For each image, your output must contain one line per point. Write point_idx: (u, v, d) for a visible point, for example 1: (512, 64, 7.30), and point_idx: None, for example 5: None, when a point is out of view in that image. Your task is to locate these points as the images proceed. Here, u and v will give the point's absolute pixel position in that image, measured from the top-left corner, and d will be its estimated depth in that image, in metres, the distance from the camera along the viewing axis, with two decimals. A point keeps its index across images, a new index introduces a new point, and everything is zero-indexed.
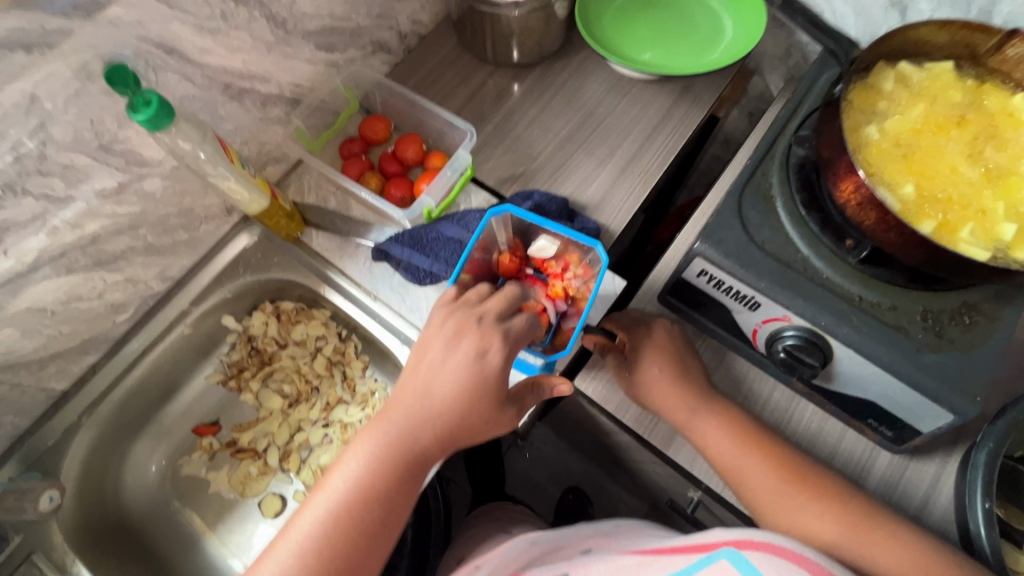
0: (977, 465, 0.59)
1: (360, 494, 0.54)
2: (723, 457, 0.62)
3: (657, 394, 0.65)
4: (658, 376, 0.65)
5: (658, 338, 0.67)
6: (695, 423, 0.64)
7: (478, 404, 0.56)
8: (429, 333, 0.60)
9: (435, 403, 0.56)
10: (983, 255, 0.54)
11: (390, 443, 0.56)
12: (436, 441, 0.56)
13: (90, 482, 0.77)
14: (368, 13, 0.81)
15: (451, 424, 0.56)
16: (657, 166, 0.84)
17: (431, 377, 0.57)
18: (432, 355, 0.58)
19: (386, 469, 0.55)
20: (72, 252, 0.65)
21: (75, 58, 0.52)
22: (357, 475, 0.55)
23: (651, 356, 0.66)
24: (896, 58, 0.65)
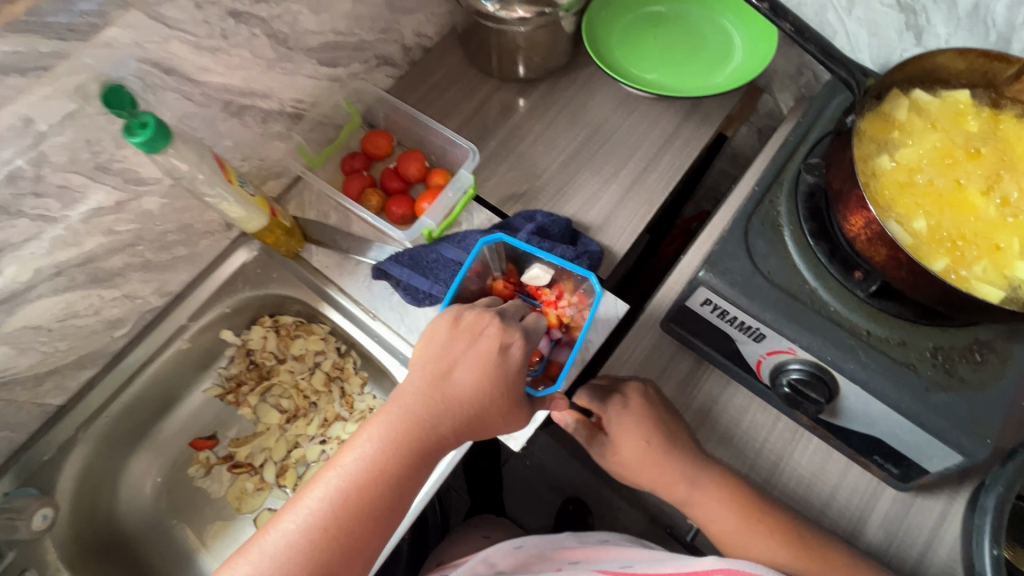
0: (986, 508, 0.57)
1: (371, 474, 0.50)
2: (726, 531, 0.61)
3: (645, 468, 0.63)
4: (640, 452, 0.63)
5: (635, 408, 0.64)
6: (693, 498, 0.62)
7: (497, 394, 0.54)
8: (448, 321, 0.58)
9: (458, 389, 0.54)
10: (996, 295, 0.53)
11: (404, 423, 0.52)
12: (454, 429, 0.53)
13: (85, 496, 0.77)
14: (372, 28, 0.80)
15: (470, 413, 0.54)
16: (663, 186, 0.83)
17: (449, 361, 0.55)
18: (451, 341, 0.56)
19: (398, 451, 0.51)
20: (68, 271, 0.64)
21: (71, 80, 0.52)
22: (368, 455, 0.51)
23: (629, 430, 0.63)
24: (910, 86, 0.63)
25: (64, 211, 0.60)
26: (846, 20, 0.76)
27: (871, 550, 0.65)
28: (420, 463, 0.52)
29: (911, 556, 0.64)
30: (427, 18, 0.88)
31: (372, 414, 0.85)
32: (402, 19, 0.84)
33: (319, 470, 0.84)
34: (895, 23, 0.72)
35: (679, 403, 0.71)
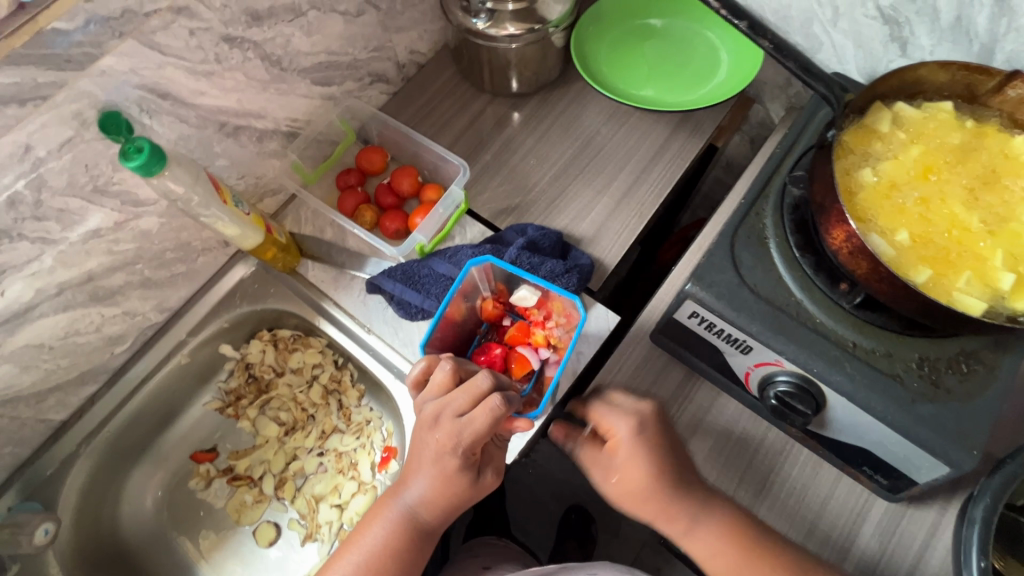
0: (975, 519, 0.56)
1: (374, 568, 0.58)
2: (723, 566, 0.61)
3: (645, 501, 0.62)
4: (645, 482, 0.62)
5: (648, 436, 0.63)
6: (691, 533, 0.61)
7: (469, 492, 0.58)
8: (422, 399, 0.61)
9: (433, 468, 0.57)
10: (979, 307, 0.53)
11: (397, 522, 0.59)
12: (439, 508, 0.58)
13: (87, 510, 0.78)
14: (365, 47, 0.82)
15: (450, 506, 0.59)
16: (654, 198, 0.84)
17: (423, 460, 0.58)
18: (422, 439, 0.59)
19: (395, 547, 0.59)
20: (69, 290, 0.66)
21: (69, 108, 0.54)
22: (371, 550, 0.59)
23: (636, 460, 0.62)
24: (893, 98, 0.63)
25: (65, 233, 0.61)
26: (831, 32, 0.77)
27: (863, 561, 0.65)
28: (416, 552, 0.59)
29: (902, 567, 0.64)
30: (420, 35, 0.90)
31: (369, 426, 0.86)
32: (395, 37, 0.86)
33: (317, 482, 0.86)
34: (880, 36, 0.73)
35: (675, 407, 0.72)
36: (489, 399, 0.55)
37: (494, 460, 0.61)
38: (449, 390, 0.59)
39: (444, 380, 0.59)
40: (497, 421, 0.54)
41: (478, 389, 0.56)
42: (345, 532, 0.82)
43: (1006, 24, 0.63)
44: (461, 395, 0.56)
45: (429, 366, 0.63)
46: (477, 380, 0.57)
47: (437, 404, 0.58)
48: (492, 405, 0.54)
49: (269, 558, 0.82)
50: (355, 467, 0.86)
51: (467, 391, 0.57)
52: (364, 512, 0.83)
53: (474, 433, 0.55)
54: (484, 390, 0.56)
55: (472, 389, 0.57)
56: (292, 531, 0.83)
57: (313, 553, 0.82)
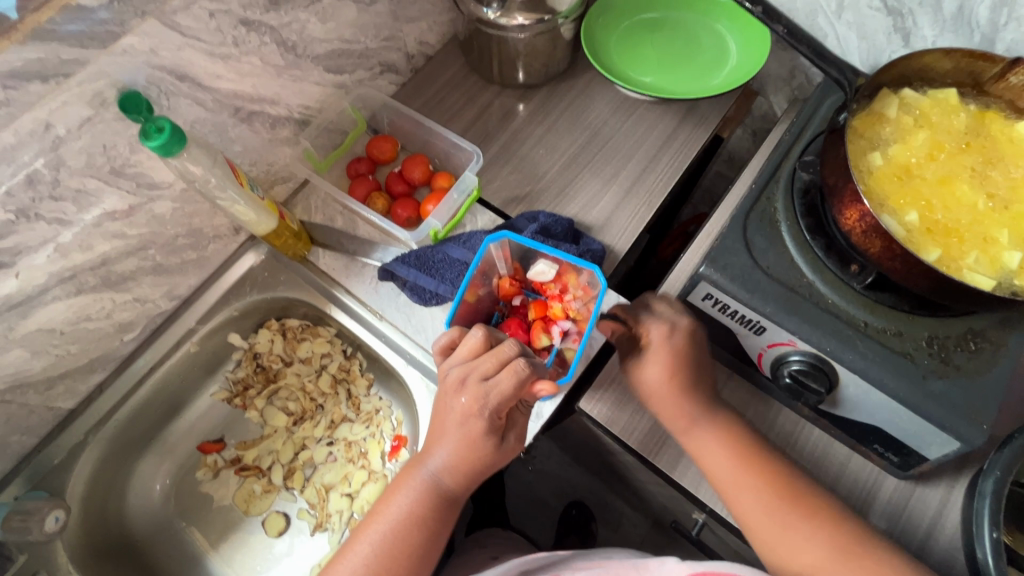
0: (984, 493, 0.58)
1: (401, 536, 0.57)
2: (719, 474, 0.62)
3: (661, 397, 0.65)
4: (660, 382, 0.64)
5: (676, 342, 0.64)
6: (692, 432, 0.64)
7: (492, 458, 0.59)
8: (442, 366, 0.61)
9: (456, 436, 0.58)
10: (988, 284, 0.54)
11: (422, 490, 0.59)
12: (462, 476, 0.59)
13: (95, 500, 0.77)
14: (376, 36, 0.82)
15: (474, 473, 0.59)
16: (662, 186, 0.85)
17: (446, 427, 0.59)
18: (444, 408, 0.59)
19: (421, 516, 0.58)
20: (81, 274, 0.65)
21: (89, 87, 0.53)
22: (396, 519, 0.58)
23: (659, 357, 0.64)
24: (899, 85, 0.65)
25: (80, 214, 0.61)
26: (836, 24, 0.78)
27: None
28: (441, 522, 0.59)
29: (912, 545, 0.65)
30: (429, 26, 0.90)
31: (379, 415, 0.86)
32: (405, 27, 0.86)
33: (327, 472, 0.86)
34: (883, 27, 0.75)
35: None
36: (514, 363, 0.56)
37: (517, 426, 0.63)
38: (476, 356, 0.59)
39: (472, 344, 0.60)
40: (523, 384, 0.56)
41: (504, 354, 0.57)
42: (355, 520, 0.82)
43: (1007, 13, 0.65)
44: (488, 358, 0.57)
45: (456, 337, 0.63)
46: (503, 346, 0.58)
47: (462, 368, 0.58)
48: (517, 367, 0.55)
49: (278, 549, 0.82)
50: (365, 456, 0.85)
51: (493, 355, 0.57)
52: (374, 501, 0.82)
53: (501, 394, 0.56)
54: (511, 356, 0.57)
55: (499, 354, 0.57)
56: (302, 521, 0.83)
57: (323, 543, 0.82)
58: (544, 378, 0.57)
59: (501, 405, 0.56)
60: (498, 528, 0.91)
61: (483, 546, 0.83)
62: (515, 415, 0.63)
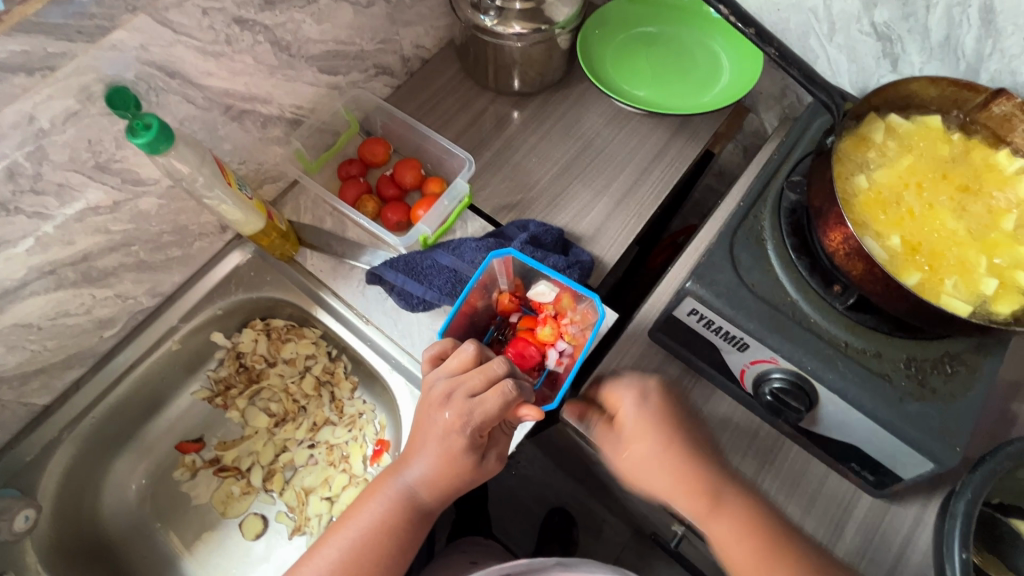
0: (956, 514, 0.58)
1: (369, 544, 0.58)
2: (740, 563, 0.57)
3: (661, 470, 0.60)
4: (655, 456, 0.60)
5: (652, 407, 0.61)
6: (715, 516, 0.58)
7: (469, 474, 0.58)
8: (429, 376, 0.61)
9: (435, 446, 0.58)
10: (965, 309, 0.55)
11: (395, 500, 0.59)
12: (438, 488, 0.59)
13: (68, 498, 0.75)
14: (372, 38, 0.82)
15: (450, 487, 0.59)
16: (652, 200, 0.85)
17: (427, 438, 0.59)
18: (427, 419, 0.59)
19: (392, 525, 0.58)
20: (62, 269, 0.64)
21: (76, 80, 0.53)
22: (367, 526, 0.58)
23: (644, 431, 0.61)
24: (886, 110, 0.66)
25: (61, 209, 0.60)
26: (827, 46, 0.80)
27: (849, 557, 0.67)
28: (411, 533, 0.59)
29: (885, 563, 0.66)
30: (426, 30, 0.90)
31: (362, 418, 0.86)
32: (402, 31, 0.86)
33: (307, 475, 0.85)
34: (873, 52, 0.76)
35: None
36: (502, 383, 0.56)
37: (499, 444, 0.62)
38: (464, 371, 0.59)
39: (462, 358, 0.59)
40: (507, 405, 0.55)
41: (492, 371, 0.57)
42: (334, 525, 0.81)
43: (991, 44, 0.67)
44: (475, 375, 0.57)
45: (447, 349, 0.64)
46: (492, 364, 0.58)
47: (449, 382, 0.58)
48: (504, 389, 0.55)
49: (254, 551, 0.81)
50: (346, 460, 0.85)
51: (481, 372, 0.57)
52: None
53: (484, 414, 0.55)
54: (499, 374, 0.57)
55: (487, 372, 0.57)
56: (278, 525, 0.82)
57: (300, 547, 0.81)
58: (530, 404, 0.57)
59: (483, 425, 0.56)
60: (477, 535, 0.91)
61: (461, 554, 0.83)
62: (497, 432, 0.62)
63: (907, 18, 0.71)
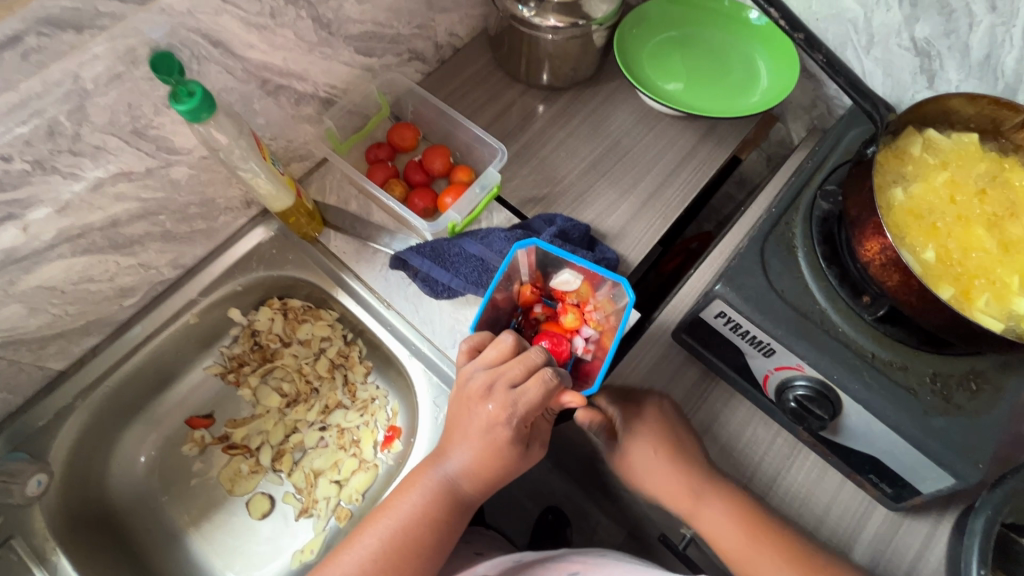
0: (976, 531, 0.59)
1: (410, 534, 0.57)
2: (731, 548, 0.62)
3: (657, 467, 0.65)
4: (652, 455, 0.65)
5: (650, 411, 0.68)
6: (701, 508, 0.63)
7: (512, 465, 0.59)
8: (465, 369, 0.61)
9: (478, 437, 0.58)
10: (997, 326, 0.56)
11: (436, 490, 0.59)
12: (479, 479, 0.59)
13: (78, 466, 0.75)
14: (409, 22, 0.82)
15: (491, 478, 0.59)
16: (679, 202, 0.85)
17: (469, 430, 0.59)
18: (468, 411, 0.59)
19: (433, 515, 0.58)
20: (90, 234, 0.64)
21: (122, 42, 0.52)
22: (407, 516, 0.58)
23: (641, 435, 0.66)
24: (924, 125, 0.66)
25: (94, 171, 0.59)
26: (863, 58, 0.80)
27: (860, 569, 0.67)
28: (451, 524, 0.59)
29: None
30: (460, 18, 0.90)
31: (374, 404, 0.85)
32: (438, 17, 0.86)
33: (317, 457, 0.84)
34: (910, 67, 0.76)
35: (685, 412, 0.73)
36: (542, 372, 0.56)
37: (541, 436, 0.62)
38: (503, 361, 0.60)
39: (502, 349, 0.60)
40: (550, 395, 0.56)
41: (532, 361, 0.58)
42: (343, 508, 0.81)
43: None
44: (516, 365, 0.57)
45: (482, 341, 0.64)
46: (531, 353, 0.58)
47: (489, 372, 0.59)
48: (545, 376, 0.56)
49: (262, 531, 0.80)
50: (357, 445, 0.84)
51: (520, 362, 0.58)
52: (364, 490, 0.81)
53: (528, 403, 0.56)
54: (539, 364, 0.58)
55: (526, 361, 0.58)
56: (286, 505, 0.81)
57: (307, 528, 0.80)
58: (571, 391, 0.58)
59: (528, 414, 0.56)
60: (480, 526, 0.91)
61: (465, 545, 0.83)
62: (539, 422, 0.62)
63: (948, 34, 0.71)
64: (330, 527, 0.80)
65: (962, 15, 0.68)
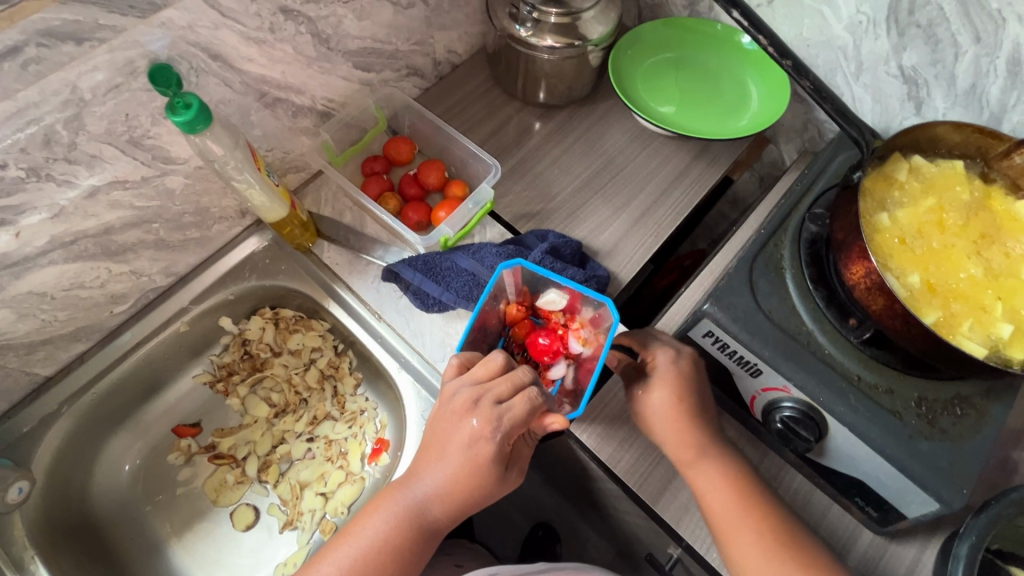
0: (959, 556, 0.58)
1: (375, 557, 0.57)
2: (721, 516, 0.61)
3: (666, 419, 0.64)
4: (667, 405, 0.64)
5: (683, 367, 0.65)
6: (699, 467, 0.63)
7: (488, 488, 0.58)
8: (449, 387, 0.61)
9: (452, 459, 0.58)
10: (980, 352, 0.56)
11: (404, 515, 0.58)
12: (451, 503, 0.58)
13: (61, 474, 0.74)
14: (407, 39, 0.83)
15: (464, 502, 0.58)
16: (671, 221, 0.86)
17: (446, 449, 0.58)
18: (448, 431, 0.59)
19: (399, 540, 0.58)
20: (83, 241, 0.64)
21: (122, 54, 0.53)
22: (373, 539, 0.58)
23: (667, 390, 0.64)
24: (910, 152, 0.68)
25: (89, 179, 0.60)
26: (853, 84, 0.81)
27: None
28: (418, 550, 0.58)
29: None
30: (459, 36, 0.92)
31: (363, 415, 0.85)
32: (436, 34, 0.87)
33: (303, 468, 0.83)
34: (898, 93, 0.78)
35: None
36: (527, 390, 0.58)
37: (520, 459, 0.63)
38: (490, 379, 0.60)
39: (490, 366, 0.60)
40: (535, 414, 0.57)
41: (518, 378, 0.59)
42: (328, 521, 0.80)
43: (1017, 95, 0.68)
44: (503, 382, 0.58)
45: (467, 360, 0.64)
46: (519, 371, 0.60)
47: (475, 389, 0.59)
48: (531, 394, 0.57)
49: (243, 543, 0.79)
50: (344, 457, 0.83)
51: (508, 379, 0.59)
52: (349, 503, 0.80)
53: (513, 419, 0.57)
54: (524, 382, 0.59)
55: (513, 378, 0.59)
56: (270, 518, 0.81)
57: (292, 541, 0.79)
58: (556, 412, 0.58)
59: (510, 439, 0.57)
60: (466, 540, 0.91)
61: (447, 557, 0.83)
62: (520, 446, 0.63)
63: (935, 63, 0.72)
64: (315, 540, 0.79)
65: (948, 44, 0.70)
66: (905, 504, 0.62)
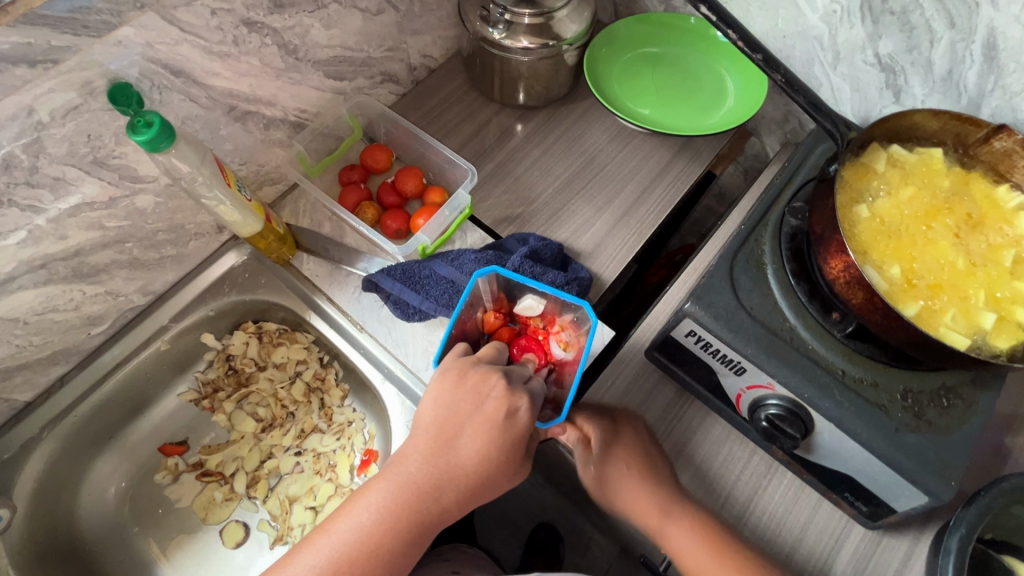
0: (949, 550, 0.57)
1: (381, 531, 0.54)
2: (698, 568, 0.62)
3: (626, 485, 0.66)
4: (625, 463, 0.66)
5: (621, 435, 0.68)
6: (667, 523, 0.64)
7: (503, 464, 0.57)
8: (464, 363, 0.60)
9: (467, 433, 0.56)
10: (964, 342, 0.55)
11: (411, 492, 0.55)
12: (463, 478, 0.56)
13: (44, 498, 0.73)
14: (379, 46, 0.82)
15: (478, 480, 0.56)
16: (653, 219, 0.85)
17: (463, 423, 0.57)
18: (466, 406, 0.57)
19: (409, 513, 0.55)
20: (53, 264, 0.63)
21: (78, 75, 0.52)
22: (380, 512, 0.55)
23: (619, 457, 0.66)
24: (889, 141, 0.67)
25: (55, 203, 0.59)
26: (830, 74, 0.81)
27: None
28: (427, 527, 0.55)
29: None
30: (433, 40, 0.91)
31: (351, 427, 0.84)
32: (410, 39, 0.86)
33: (292, 483, 0.83)
34: (876, 82, 0.77)
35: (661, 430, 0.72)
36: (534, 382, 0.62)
37: None
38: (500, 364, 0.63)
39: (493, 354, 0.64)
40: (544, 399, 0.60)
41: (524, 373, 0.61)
42: None
43: (993, 80, 0.67)
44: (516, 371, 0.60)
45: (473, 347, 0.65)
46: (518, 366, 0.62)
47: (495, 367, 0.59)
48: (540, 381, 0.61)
49: (233, 559, 0.79)
50: (333, 470, 0.83)
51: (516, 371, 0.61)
52: None
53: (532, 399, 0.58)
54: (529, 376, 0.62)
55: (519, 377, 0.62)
56: (260, 533, 0.80)
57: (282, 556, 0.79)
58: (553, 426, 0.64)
59: (527, 422, 0.57)
60: (462, 546, 0.90)
61: (441, 565, 0.83)
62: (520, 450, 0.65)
63: (911, 50, 0.71)
64: None
65: (922, 31, 0.69)
66: (893, 497, 0.61)
